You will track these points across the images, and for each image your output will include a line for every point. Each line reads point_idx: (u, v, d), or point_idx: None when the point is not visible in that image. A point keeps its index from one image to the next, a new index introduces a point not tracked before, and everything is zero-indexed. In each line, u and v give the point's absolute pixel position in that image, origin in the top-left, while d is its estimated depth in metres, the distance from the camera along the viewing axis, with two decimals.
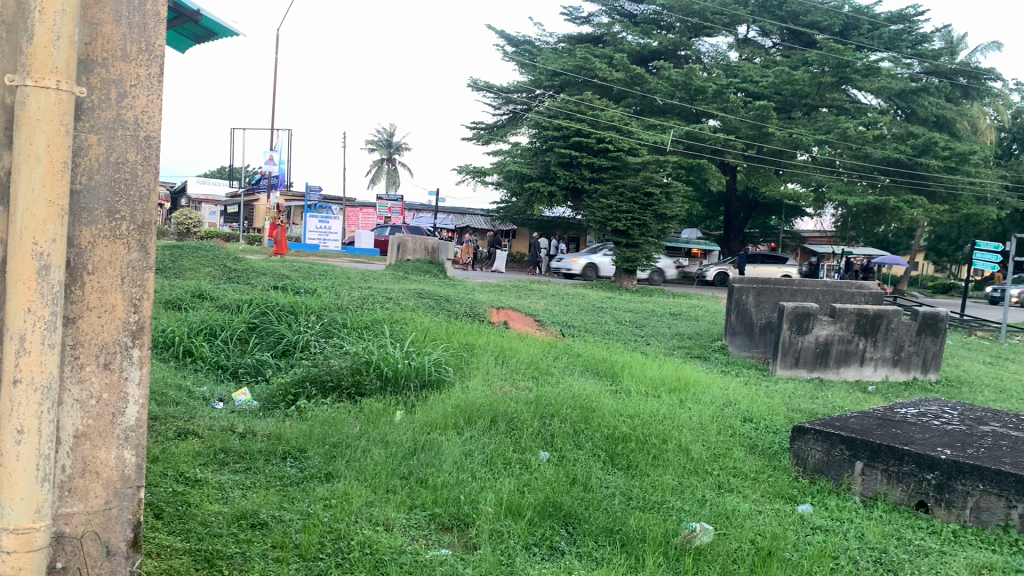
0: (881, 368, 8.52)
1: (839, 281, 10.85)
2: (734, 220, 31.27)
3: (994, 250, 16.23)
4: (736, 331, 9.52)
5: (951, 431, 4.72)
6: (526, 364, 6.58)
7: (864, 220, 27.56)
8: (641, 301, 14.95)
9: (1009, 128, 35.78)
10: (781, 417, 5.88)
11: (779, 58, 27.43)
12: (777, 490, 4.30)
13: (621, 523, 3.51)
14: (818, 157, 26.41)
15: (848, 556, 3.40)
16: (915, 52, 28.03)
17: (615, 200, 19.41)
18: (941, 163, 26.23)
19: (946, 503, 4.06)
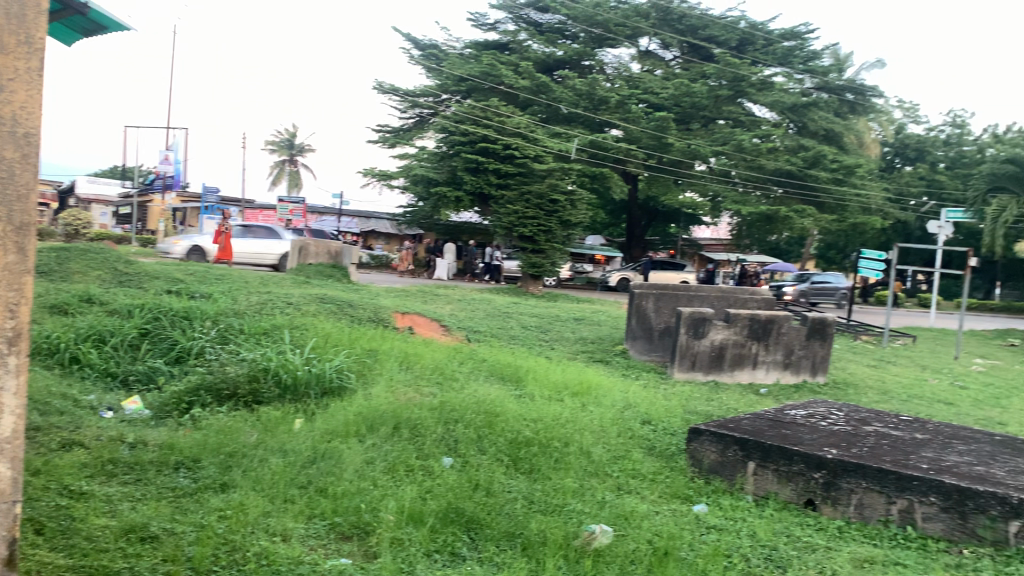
0: (773, 371, 8.84)
1: (734, 288, 11.19)
2: (636, 228, 31.96)
3: (877, 257, 17.08)
4: (636, 335, 9.72)
5: (838, 431, 4.94)
6: (431, 370, 6.55)
7: (758, 228, 28.62)
8: (546, 306, 15.09)
9: (893, 144, 37.74)
10: (679, 419, 6.04)
11: (680, 71, 28.20)
12: (674, 491, 4.40)
13: (523, 527, 3.53)
14: (715, 167, 27.28)
15: (740, 555, 3.51)
16: (806, 68, 29.30)
17: (521, 206, 19.53)
18: (830, 175, 27.47)
19: (832, 500, 4.23)
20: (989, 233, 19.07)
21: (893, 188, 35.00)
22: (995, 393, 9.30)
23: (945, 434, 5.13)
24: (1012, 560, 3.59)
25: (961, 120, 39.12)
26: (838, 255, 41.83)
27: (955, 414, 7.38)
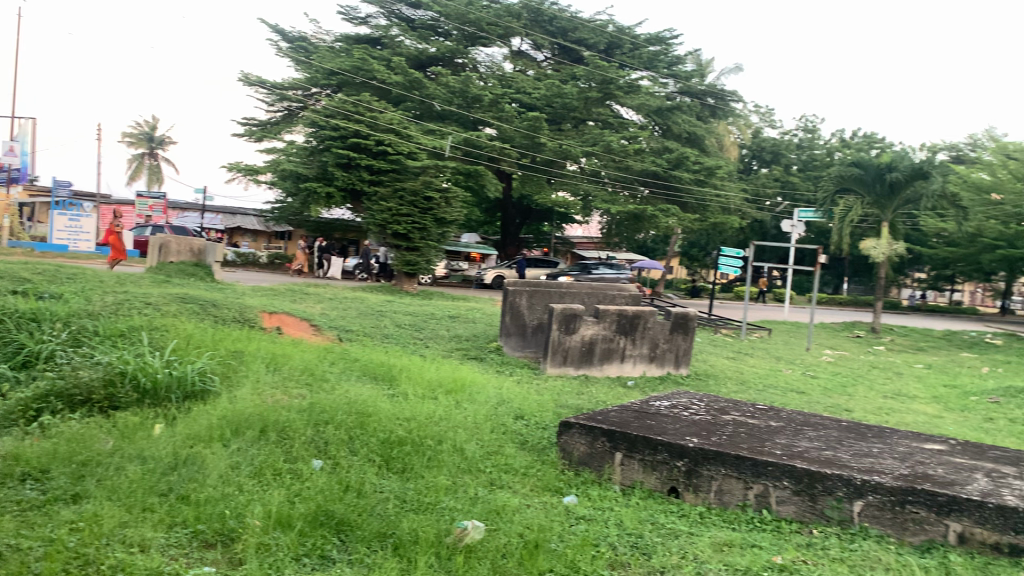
0: (639, 365, 9.13)
1: (603, 284, 11.48)
2: (510, 226, 32.29)
3: (736, 255, 17.90)
4: (510, 332, 9.81)
5: (698, 421, 5.16)
6: (300, 371, 6.41)
7: (626, 227, 29.50)
8: (419, 304, 15.03)
9: (750, 147, 39.73)
10: (550, 413, 6.15)
11: (551, 72, 28.64)
12: (545, 483, 4.48)
13: (394, 527, 3.52)
14: (586, 168, 27.89)
15: (608, 544, 3.62)
16: (670, 72, 30.47)
17: (395, 203, 19.32)
18: (692, 176, 28.69)
19: (693, 487, 4.41)
20: (836, 232, 20.29)
21: (751, 190, 36.76)
22: (841, 381, 9.97)
23: (797, 421, 5.45)
24: (856, 537, 3.87)
25: (812, 125, 41.67)
26: (701, 252, 43.62)
27: (806, 402, 7.85)
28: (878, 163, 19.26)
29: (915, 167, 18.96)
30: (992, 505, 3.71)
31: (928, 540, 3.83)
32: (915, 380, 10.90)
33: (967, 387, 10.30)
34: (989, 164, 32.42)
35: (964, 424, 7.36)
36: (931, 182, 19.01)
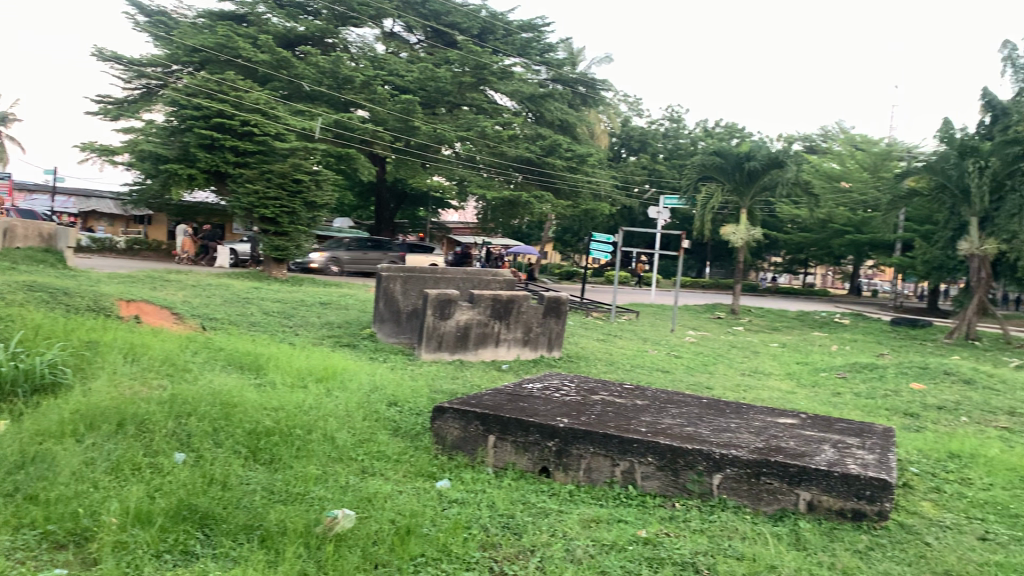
0: (513, 349, 9.24)
1: (477, 270, 11.54)
2: (384, 211, 31.90)
3: (607, 240, 18.31)
4: (384, 318, 9.71)
5: (568, 401, 5.28)
6: (161, 362, 6.13)
7: (501, 213, 29.76)
8: (289, 291, 14.66)
9: (620, 136, 40.79)
10: (423, 399, 6.15)
11: (423, 55, 28.31)
12: (418, 469, 4.48)
13: (261, 519, 3.44)
14: (460, 152, 27.95)
15: (480, 525, 3.66)
16: (542, 60, 30.92)
17: (263, 186, 18.69)
18: (564, 163, 29.29)
19: (564, 466, 4.52)
20: (699, 219, 21.05)
21: (621, 177, 37.78)
22: (703, 360, 10.44)
23: (660, 399, 5.67)
24: (716, 509, 4.08)
25: (677, 115, 43.21)
26: (574, 238, 44.50)
27: (671, 381, 8.18)
28: (738, 152, 20.14)
29: (771, 155, 19.97)
30: (838, 474, 4.03)
31: (781, 509, 4.09)
32: (770, 358, 11.54)
33: (817, 363, 10.99)
34: (838, 154, 34.52)
35: (814, 399, 7.86)
36: (786, 172, 20.07)
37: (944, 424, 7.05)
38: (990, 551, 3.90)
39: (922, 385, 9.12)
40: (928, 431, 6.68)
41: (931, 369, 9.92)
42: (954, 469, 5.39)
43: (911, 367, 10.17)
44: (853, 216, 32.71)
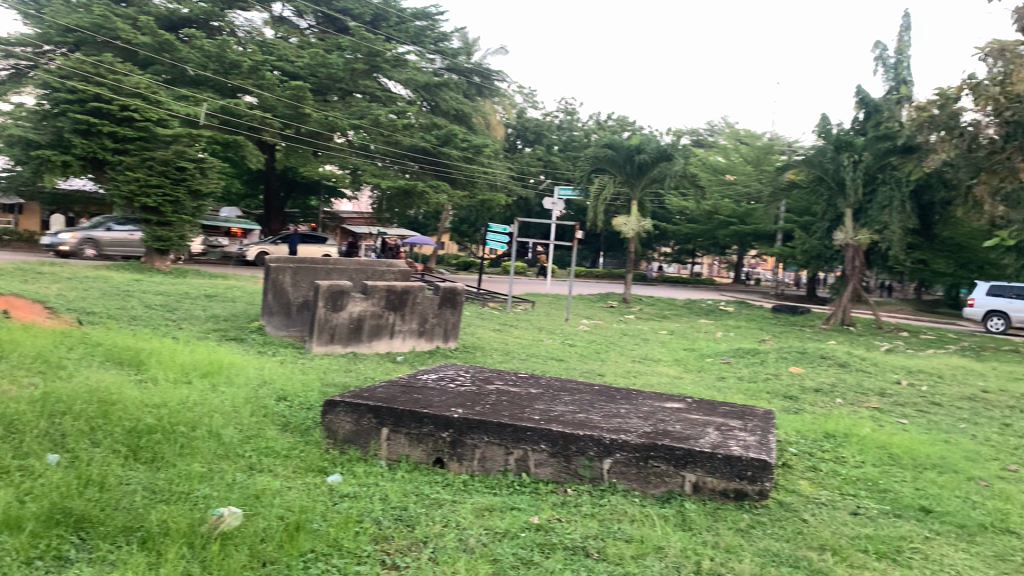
0: (408, 340, 9.18)
1: (370, 261, 11.40)
2: (274, 200, 31.13)
3: (503, 230, 18.35)
4: (273, 311, 9.46)
5: (463, 392, 5.28)
6: (32, 359, 5.79)
7: (396, 202, 29.54)
8: (172, 283, 14.11)
9: (515, 127, 41.04)
10: (315, 392, 6.04)
11: (314, 41, 27.67)
12: (308, 464, 4.39)
13: (142, 520, 3.31)
14: (354, 141, 27.49)
15: (372, 518, 3.63)
16: (437, 48, 30.77)
17: (144, 173, 17.91)
18: (460, 153, 29.31)
19: (457, 457, 4.50)
20: (592, 210, 21.32)
21: (517, 168, 38.02)
22: (596, 348, 10.64)
23: (553, 387, 5.75)
24: (605, 493, 4.17)
25: (570, 107, 43.82)
26: (470, 228, 44.56)
27: (564, 369, 8.31)
28: (629, 144, 20.60)
29: (660, 149, 20.54)
30: (721, 456, 4.18)
31: (667, 491, 4.22)
32: (660, 345, 11.87)
33: (704, 350, 11.37)
34: (724, 148, 35.73)
35: (700, 383, 8.14)
36: (674, 164, 20.67)
37: (821, 406, 7.42)
38: (860, 525, 4.14)
39: (801, 369, 9.56)
40: (806, 412, 7.02)
41: (809, 353, 10.41)
42: (829, 449, 5.68)
43: (791, 352, 10.65)
44: (737, 208, 33.95)
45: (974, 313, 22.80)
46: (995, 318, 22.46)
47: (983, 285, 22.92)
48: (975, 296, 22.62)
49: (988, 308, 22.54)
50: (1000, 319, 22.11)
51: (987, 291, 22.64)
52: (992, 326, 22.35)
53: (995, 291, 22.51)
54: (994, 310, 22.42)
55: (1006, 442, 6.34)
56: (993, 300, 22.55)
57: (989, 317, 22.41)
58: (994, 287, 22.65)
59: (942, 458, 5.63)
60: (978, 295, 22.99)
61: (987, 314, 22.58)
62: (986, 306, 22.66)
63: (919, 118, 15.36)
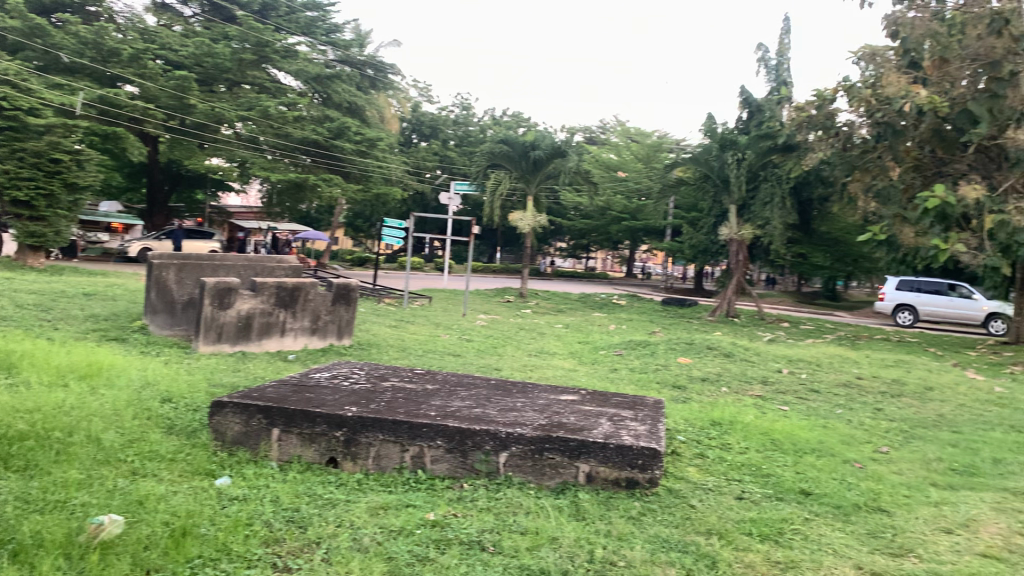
0: (300, 338, 9.00)
1: (260, 257, 11.12)
2: (158, 194, 29.96)
3: (399, 225, 18.14)
4: (156, 309, 9.10)
5: (357, 390, 5.21)
6: None
7: (287, 196, 28.91)
8: (46, 281, 13.37)
9: (410, 121, 40.78)
10: (202, 393, 5.84)
11: (199, 29, 26.71)
12: (195, 467, 4.24)
13: (14, 532, 3.13)
14: (242, 133, 26.70)
15: (262, 521, 3.54)
16: (328, 40, 30.22)
17: (14, 165, 16.89)
18: (353, 146, 28.98)
19: (352, 456, 4.43)
20: (487, 204, 21.34)
21: (412, 162, 37.75)
22: (493, 343, 10.71)
23: (449, 382, 5.76)
24: (501, 487, 4.20)
25: (465, 103, 43.88)
26: (364, 223, 43.99)
27: (461, 364, 8.33)
28: (524, 141, 20.75)
29: (554, 146, 20.83)
30: (614, 445, 4.28)
31: (562, 482, 4.29)
32: (555, 339, 12.04)
33: (597, 342, 11.59)
34: (616, 145, 36.52)
35: (593, 375, 8.29)
36: (568, 160, 20.99)
37: (708, 395, 7.68)
38: (745, 509, 4.31)
39: (688, 359, 9.86)
40: (693, 401, 7.24)
41: (697, 344, 10.75)
42: (715, 436, 5.89)
43: (680, 343, 10.97)
44: (629, 204, 34.74)
45: (886, 306, 23.54)
46: (904, 312, 23.28)
47: (893, 279, 23.69)
48: (885, 291, 23.37)
49: (897, 302, 23.32)
50: (909, 312, 22.95)
51: (896, 285, 23.42)
52: (901, 319, 23.19)
53: (904, 286, 23.30)
54: (903, 303, 23.24)
55: (879, 426, 6.72)
56: (902, 294, 23.34)
57: (898, 311, 23.23)
58: (903, 282, 23.44)
59: (819, 442, 5.91)
60: (889, 289, 23.75)
61: (897, 308, 23.39)
62: (896, 299, 23.44)
63: (799, 117, 16.01)
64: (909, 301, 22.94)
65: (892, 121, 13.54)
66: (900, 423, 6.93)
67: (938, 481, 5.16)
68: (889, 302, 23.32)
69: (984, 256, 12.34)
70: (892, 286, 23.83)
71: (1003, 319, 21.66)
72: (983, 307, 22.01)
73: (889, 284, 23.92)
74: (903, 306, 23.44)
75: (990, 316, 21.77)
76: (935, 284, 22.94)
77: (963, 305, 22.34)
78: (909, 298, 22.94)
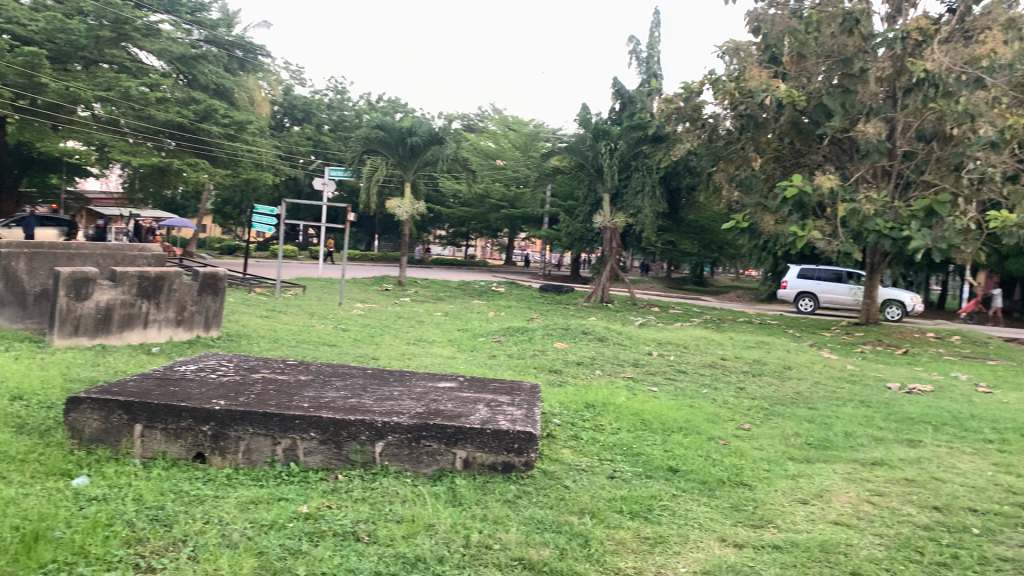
0: (165, 329, 8.64)
1: (120, 245, 10.57)
2: (6, 179, 27.97)
3: (271, 212, 17.60)
4: (5, 302, 8.52)
5: (226, 382, 5.06)
6: None
7: (151, 182, 27.58)
8: None
9: (282, 104, 39.64)
10: (56, 390, 5.53)
11: (51, 3, 25.06)
12: (49, 468, 4.00)
13: None
14: (100, 115, 25.25)
15: (124, 521, 3.39)
16: (193, 19, 29.00)
17: None
18: (221, 130, 27.94)
19: (220, 451, 4.29)
20: (364, 191, 20.88)
21: (285, 147, 36.72)
22: (370, 332, 10.59)
23: (324, 372, 5.67)
24: (377, 476, 4.17)
25: (340, 87, 43.09)
26: (235, 210, 42.55)
27: (337, 354, 8.20)
28: (400, 127, 20.54)
29: (431, 132, 20.70)
30: (491, 430, 4.32)
31: (439, 469, 4.30)
32: (433, 326, 12.01)
33: (476, 329, 11.63)
34: (493, 133, 36.71)
35: (472, 362, 8.33)
36: (444, 147, 20.92)
37: (582, 377, 7.87)
38: (616, 487, 4.44)
39: (564, 344, 10.04)
40: (568, 385, 7.42)
41: (572, 330, 10.96)
42: (589, 417, 6.04)
43: (555, 329, 11.14)
44: (507, 192, 35.00)
45: (789, 294, 24.20)
46: (806, 299, 24.02)
47: (794, 267, 24.35)
48: (789, 279, 23.98)
49: (799, 290, 24.01)
50: (811, 299, 23.70)
51: (798, 273, 24.11)
52: (804, 306, 23.89)
53: (805, 274, 23.99)
54: (805, 291, 23.97)
55: (741, 404, 7.05)
56: (804, 282, 24.05)
57: (800, 299, 23.95)
58: (805, 270, 24.17)
59: (686, 421, 6.16)
60: (791, 277, 24.39)
61: (799, 295, 24.08)
62: (798, 287, 24.14)
63: (668, 109, 16.47)
64: (811, 288, 23.66)
65: (754, 113, 14.18)
66: (761, 400, 7.29)
67: (795, 455, 5.46)
68: (792, 290, 23.99)
69: (837, 242, 13.13)
70: (792, 273, 24.54)
71: (899, 305, 22.82)
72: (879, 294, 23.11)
73: (791, 272, 24.59)
74: (804, 293, 24.19)
75: (887, 302, 22.89)
76: (833, 272, 23.66)
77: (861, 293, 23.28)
78: (811, 286, 23.65)
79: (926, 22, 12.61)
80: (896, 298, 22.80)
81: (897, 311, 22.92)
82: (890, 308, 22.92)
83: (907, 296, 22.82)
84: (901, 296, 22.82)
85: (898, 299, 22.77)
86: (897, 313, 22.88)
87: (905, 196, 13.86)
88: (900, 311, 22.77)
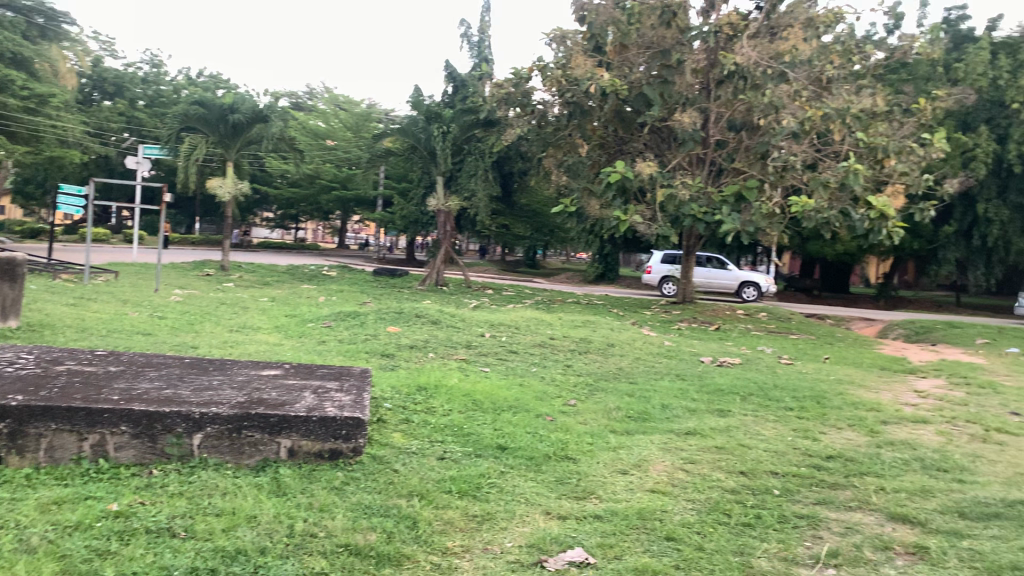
0: None
1: None
2: None
3: (78, 191, 16.37)
4: None
5: (24, 376, 4.69)
6: None
7: None
8: None
9: (91, 76, 36.92)
10: None
11: None
12: None
13: None
14: None
15: None
16: None
17: None
18: (19, 103, 25.67)
19: (18, 450, 3.96)
20: (182, 171, 19.83)
21: (94, 123, 34.22)
22: (188, 319, 10.11)
23: (136, 363, 5.37)
24: (195, 469, 4.01)
25: (156, 60, 40.74)
26: (38, 190, 39.27)
27: (152, 343, 7.78)
28: (221, 103, 19.50)
29: (255, 110, 19.88)
30: (316, 418, 4.26)
31: (262, 459, 4.19)
32: (258, 312, 11.62)
33: (304, 315, 11.36)
34: (323, 113, 35.82)
35: (299, 348, 8.12)
36: (270, 126, 20.17)
37: (414, 361, 7.88)
38: (445, 468, 4.48)
39: (396, 328, 9.98)
40: (399, 368, 7.41)
41: (404, 313, 10.89)
42: (420, 400, 6.07)
43: (387, 312, 11.06)
44: (338, 172, 34.27)
45: (653, 278, 24.83)
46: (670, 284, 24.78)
47: (657, 253, 25.15)
48: (655, 264, 24.62)
49: (662, 275, 24.70)
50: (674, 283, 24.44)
51: (662, 258, 24.91)
52: (667, 290, 24.59)
53: (669, 258, 24.83)
54: (668, 276, 24.73)
55: (568, 381, 7.31)
56: (666, 267, 24.85)
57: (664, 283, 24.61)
58: (666, 255, 25.01)
59: (516, 400, 6.29)
60: (655, 262, 25.15)
61: (662, 280, 24.74)
62: (661, 272, 24.89)
63: (498, 93, 16.62)
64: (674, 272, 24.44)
65: (580, 101, 14.59)
66: (586, 377, 7.59)
67: (617, 427, 5.72)
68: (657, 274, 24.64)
69: (658, 226, 13.76)
70: (656, 260, 25.30)
71: (755, 287, 24.26)
72: (735, 276, 24.36)
73: (654, 258, 25.37)
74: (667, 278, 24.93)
75: (744, 284, 24.23)
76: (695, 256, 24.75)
77: (720, 276, 24.46)
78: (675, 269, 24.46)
79: (736, 18, 13.38)
80: (752, 280, 24.22)
81: (753, 292, 24.37)
82: (747, 289, 24.32)
83: (762, 277, 24.32)
84: (756, 278, 24.29)
85: (753, 281, 24.21)
86: (754, 294, 24.36)
87: (719, 182, 14.71)
88: (756, 292, 24.23)
